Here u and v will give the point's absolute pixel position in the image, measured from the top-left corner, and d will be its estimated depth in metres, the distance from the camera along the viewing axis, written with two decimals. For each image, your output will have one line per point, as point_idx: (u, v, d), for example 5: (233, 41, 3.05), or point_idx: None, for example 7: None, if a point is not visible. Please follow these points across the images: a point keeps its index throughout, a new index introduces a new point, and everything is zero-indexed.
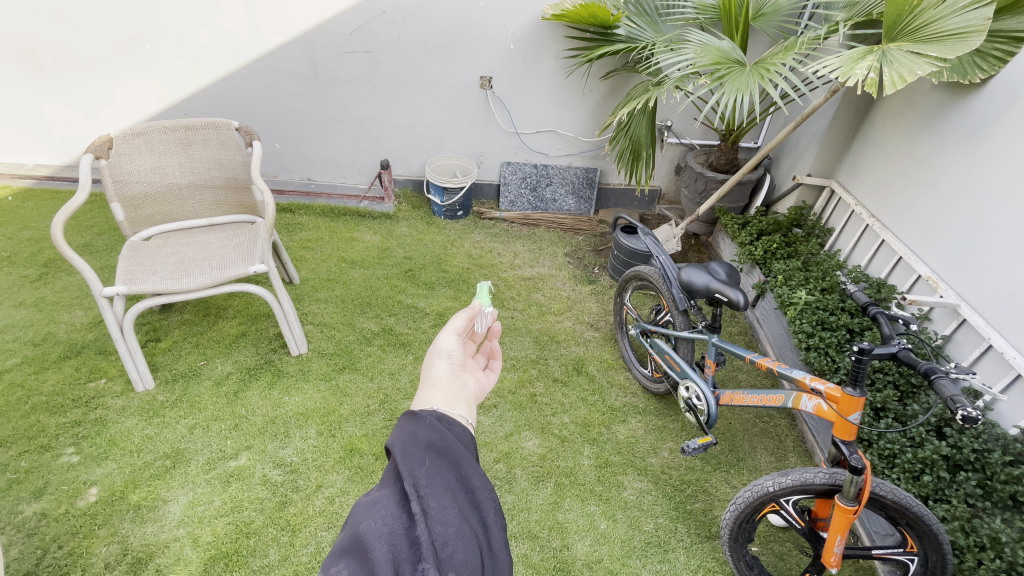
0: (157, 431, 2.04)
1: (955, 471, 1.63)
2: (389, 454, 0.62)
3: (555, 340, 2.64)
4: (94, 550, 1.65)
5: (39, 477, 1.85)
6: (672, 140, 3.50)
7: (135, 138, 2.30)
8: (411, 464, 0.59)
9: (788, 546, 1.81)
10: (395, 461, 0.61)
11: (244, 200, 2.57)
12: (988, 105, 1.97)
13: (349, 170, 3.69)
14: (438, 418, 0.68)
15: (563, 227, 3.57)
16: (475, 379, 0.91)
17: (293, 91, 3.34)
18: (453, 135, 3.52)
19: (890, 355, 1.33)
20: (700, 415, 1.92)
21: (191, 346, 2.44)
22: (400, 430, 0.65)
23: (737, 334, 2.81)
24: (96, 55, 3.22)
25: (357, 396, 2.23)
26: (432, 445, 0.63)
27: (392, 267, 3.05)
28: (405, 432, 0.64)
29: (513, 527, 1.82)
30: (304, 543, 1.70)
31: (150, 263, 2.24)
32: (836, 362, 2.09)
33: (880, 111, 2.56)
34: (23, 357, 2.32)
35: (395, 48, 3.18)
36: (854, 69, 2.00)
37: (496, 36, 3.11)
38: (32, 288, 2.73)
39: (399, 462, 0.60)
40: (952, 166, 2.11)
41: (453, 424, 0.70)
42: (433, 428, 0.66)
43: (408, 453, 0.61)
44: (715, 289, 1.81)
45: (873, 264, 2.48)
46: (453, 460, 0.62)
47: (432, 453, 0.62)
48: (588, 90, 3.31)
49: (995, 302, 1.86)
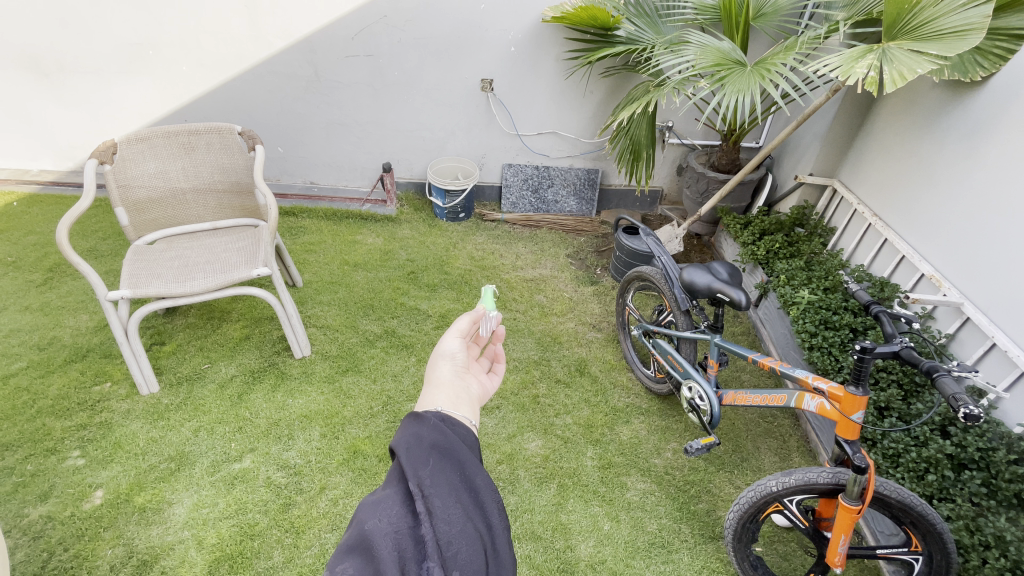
0: (162, 434, 2.05)
1: (959, 470, 1.62)
2: (394, 455, 0.63)
3: (557, 341, 2.64)
4: (100, 553, 1.66)
5: (45, 480, 1.87)
6: (673, 140, 3.50)
7: (138, 143, 2.31)
8: (416, 464, 0.60)
9: (793, 547, 1.80)
10: (399, 462, 0.62)
11: (247, 204, 2.58)
12: (989, 103, 1.97)
13: (351, 173, 3.70)
14: (442, 418, 0.69)
15: (565, 228, 3.58)
16: (478, 382, 0.92)
17: (295, 95, 3.35)
18: (454, 137, 3.54)
19: (892, 353, 1.32)
20: (703, 416, 1.91)
21: (195, 349, 2.46)
22: (404, 431, 0.65)
23: (740, 334, 2.81)
24: (99, 61, 3.25)
25: (360, 398, 2.24)
26: (436, 446, 0.63)
27: (394, 269, 3.06)
28: (409, 433, 0.64)
29: (516, 528, 1.82)
30: (308, 545, 1.71)
31: (154, 267, 2.25)
32: (839, 362, 2.09)
33: (882, 110, 2.56)
34: (28, 361, 2.34)
35: (396, 52, 3.19)
36: (854, 67, 2.00)
37: (496, 38, 3.12)
38: (37, 293, 2.75)
39: (404, 462, 0.60)
40: (955, 164, 2.10)
41: (457, 425, 0.70)
42: (436, 429, 0.66)
43: (413, 453, 0.61)
44: (717, 289, 1.81)
45: (876, 263, 2.47)
46: (457, 461, 0.63)
47: (436, 453, 0.62)
48: (589, 91, 3.32)
49: (997, 301, 1.85)
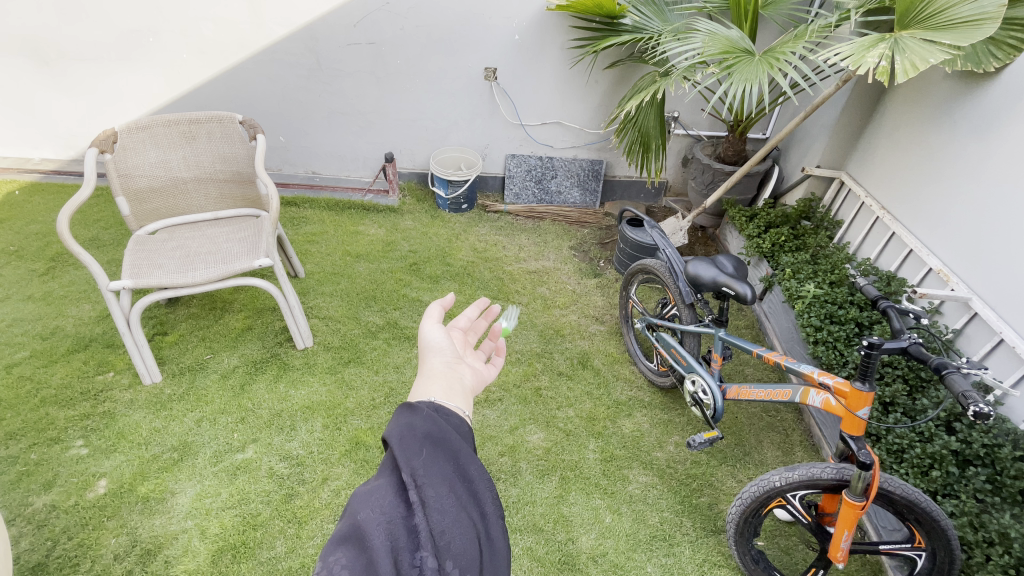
0: (165, 424, 2.06)
1: (964, 466, 1.61)
2: (387, 445, 0.62)
3: (560, 334, 2.62)
4: (103, 542, 1.67)
5: (49, 469, 1.87)
6: (678, 131, 3.46)
7: (139, 132, 2.30)
8: (409, 454, 0.59)
9: (794, 541, 1.79)
10: (392, 451, 0.61)
11: (249, 194, 2.56)
12: (1002, 95, 1.93)
13: (353, 163, 3.68)
14: (434, 408, 0.68)
15: (568, 220, 3.55)
16: (475, 370, 0.91)
17: (297, 83, 3.32)
18: (457, 127, 3.50)
19: (900, 349, 1.30)
20: (705, 410, 1.90)
21: (197, 340, 2.45)
22: (397, 421, 0.64)
23: (744, 328, 2.79)
24: (99, 49, 3.21)
25: (363, 389, 2.24)
26: (429, 436, 0.62)
27: (396, 260, 3.05)
28: (402, 424, 0.63)
29: (517, 519, 1.82)
30: (311, 535, 1.72)
31: (155, 257, 2.25)
32: (844, 356, 2.08)
33: (891, 101, 2.51)
34: (31, 351, 2.34)
35: (399, 40, 3.15)
36: (865, 57, 1.96)
37: (500, 26, 3.08)
38: (39, 282, 2.74)
39: (397, 452, 0.59)
40: (965, 157, 2.07)
41: (451, 415, 0.69)
42: (429, 419, 0.65)
43: (406, 443, 0.60)
44: (722, 283, 1.79)
45: (883, 257, 2.44)
46: (449, 450, 0.62)
47: (429, 443, 0.61)
48: (593, 80, 3.28)
49: (1006, 296, 1.83)
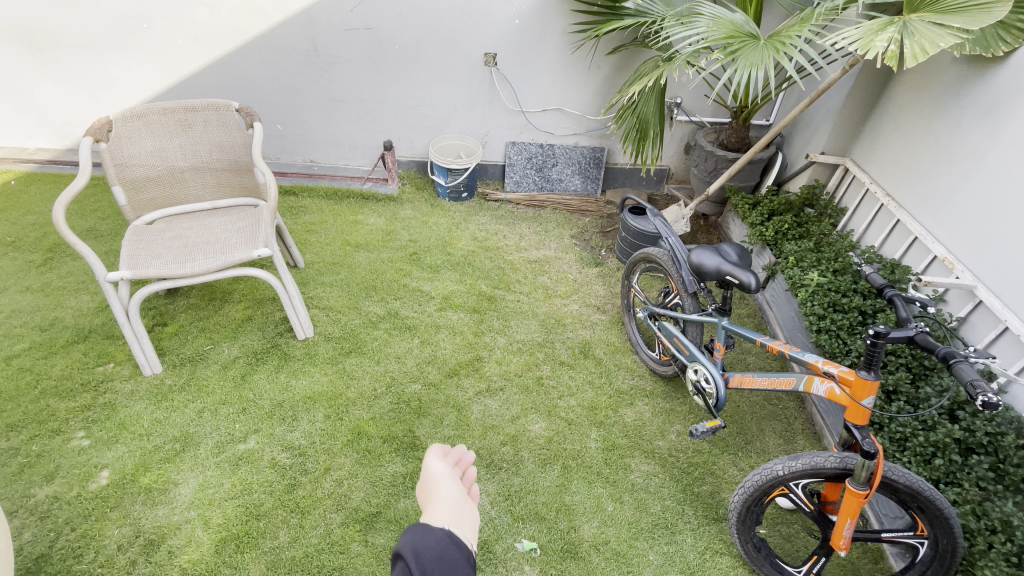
0: (166, 415, 2.05)
1: (967, 454, 1.60)
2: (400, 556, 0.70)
3: (561, 324, 2.61)
4: (107, 532, 1.67)
5: (51, 461, 1.87)
6: (681, 117, 3.41)
7: (134, 120, 2.26)
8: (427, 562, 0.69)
9: (796, 529, 1.80)
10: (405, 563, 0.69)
11: (246, 183, 2.53)
12: (1010, 80, 1.89)
13: (351, 152, 3.63)
14: (446, 531, 0.77)
15: (569, 208, 3.52)
16: (472, 503, 0.96)
17: (294, 70, 3.27)
18: (457, 114, 3.45)
19: (906, 338, 1.29)
20: (708, 398, 1.89)
21: (198, 330, 2.44)
22: (413, 537, 0.74)
23: (746, 317, 2.77)
24: (92, 36, 3.16)
25: (364, 379, 2.24)
26: (439, 555, 0.71)
27: (396, 250, 3.03)
28: (420, 539, 0.73)
29: (519, 508, 1.83)
30: (314, 525, 1.72)
31: (153, 247, 2.23)
32: (848, 345, 2.06)
33: (898, 85, 2.47)
34: (30, 342, 2.33)
35: (397, 25, 3.09)
36: (874, 40, 1.91)
37: (500, 10, 3.02)
38: (37, 273, 2.73)
39: (414, 560, 0.68)
40: (973, 143, 2.04)
41: (461, 542, 0.77)
42: (441, 541, 0.74)
43: (422, 553, 0.70)
44: (726, 271, 1.78)
45: (887, 245, 2.42)
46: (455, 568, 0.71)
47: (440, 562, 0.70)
48: (595, 66, 3.23)
49: (1011, 284, 1.82)
